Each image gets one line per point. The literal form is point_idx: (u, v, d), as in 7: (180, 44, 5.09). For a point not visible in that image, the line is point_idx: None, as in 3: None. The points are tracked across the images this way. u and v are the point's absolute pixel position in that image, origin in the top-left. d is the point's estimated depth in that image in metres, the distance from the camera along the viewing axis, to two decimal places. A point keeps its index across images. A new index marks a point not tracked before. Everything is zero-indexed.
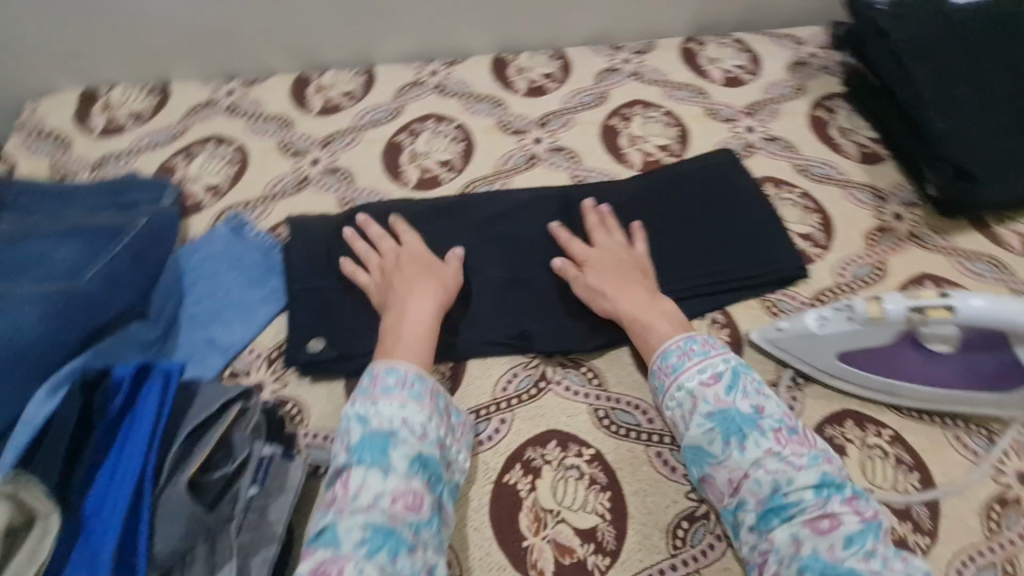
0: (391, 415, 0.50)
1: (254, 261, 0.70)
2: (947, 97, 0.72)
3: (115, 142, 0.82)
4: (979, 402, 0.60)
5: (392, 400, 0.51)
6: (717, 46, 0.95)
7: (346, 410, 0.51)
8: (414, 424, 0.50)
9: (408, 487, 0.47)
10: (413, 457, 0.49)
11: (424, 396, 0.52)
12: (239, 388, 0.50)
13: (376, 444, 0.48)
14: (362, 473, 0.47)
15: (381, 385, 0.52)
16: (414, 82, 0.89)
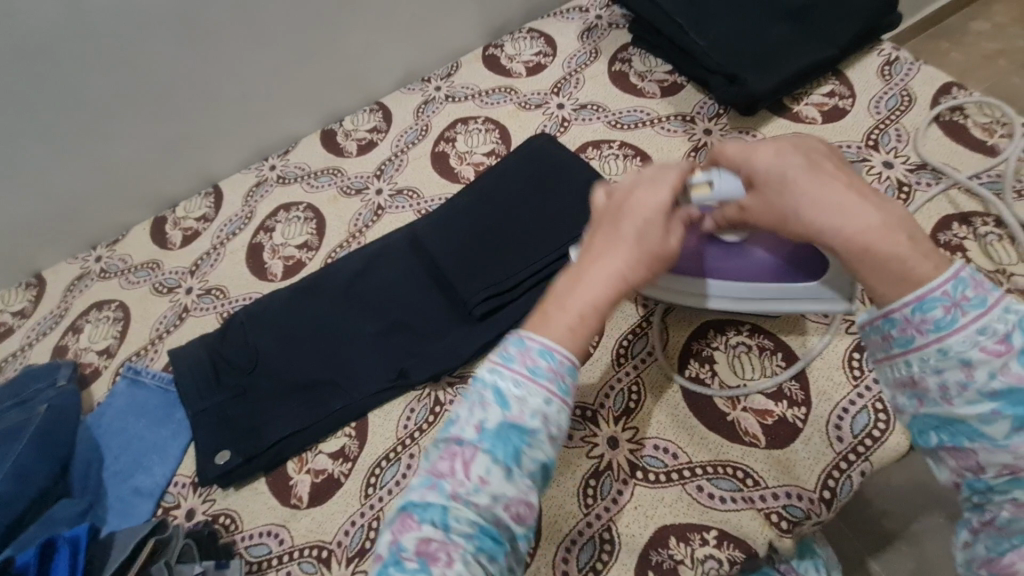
0: (534, 407, 0.42)
1: (156, 402, 0.74)
2: (698, 16, 0.80)
3: (8, 345, 0.87)
4: (804, 295, 0.58)
5: (541, 389, 0.42)
6: (513, 42, 1.01)
7: (488, 376, 0.43)
8: (553, 424, 0.42)
9: (523, 497, 0.41)
10: (543, 462, 0.42)
11: (569, 396, 0.43)
12: (148, 522, 0.55)
13: (512, 437, 0.41)
14: (488, 463, 0.40)
15: (532, 364, 0.42)
16: (257, 184, 0.95)
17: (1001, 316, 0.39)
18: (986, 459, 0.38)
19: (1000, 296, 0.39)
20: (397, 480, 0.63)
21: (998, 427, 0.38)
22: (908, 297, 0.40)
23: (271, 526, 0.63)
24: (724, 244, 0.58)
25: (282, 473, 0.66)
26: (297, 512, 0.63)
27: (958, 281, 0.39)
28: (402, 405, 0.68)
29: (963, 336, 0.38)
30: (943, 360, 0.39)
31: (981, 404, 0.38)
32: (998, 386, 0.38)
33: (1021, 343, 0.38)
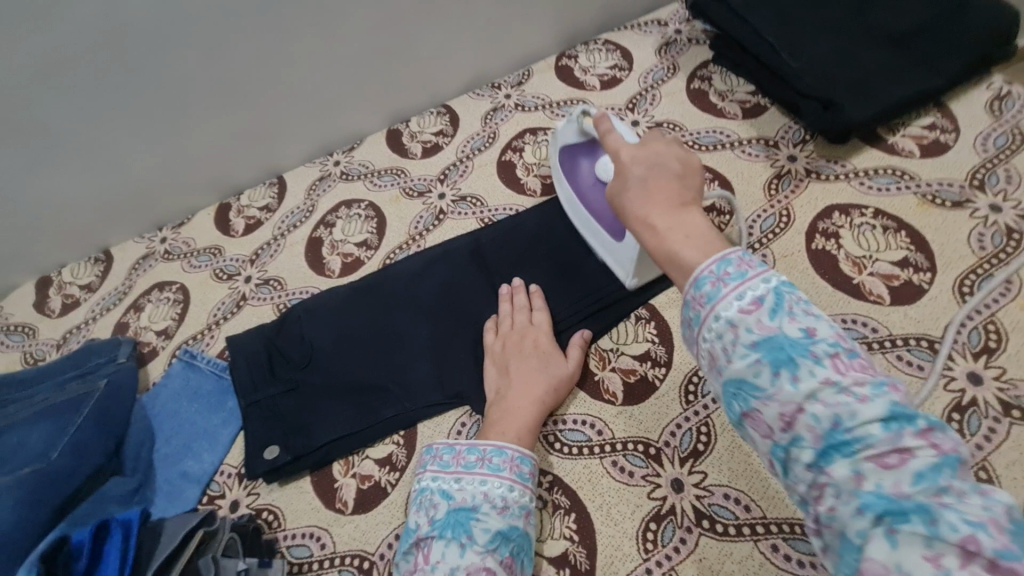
0: (472, 491, 0.54)
1: (210, 388, 0.74)
2: (791, 36, 0.75)
3: (73, 317, 0.89)
4: (609, 250, 0.68)
5: (475, 475, 0.55)
6: (587, 54, 0.99)
7: (431, 483, 0.56)
8: (494, 497, 0.53)
9: (482, 563, 0.48)
10: (493, 532, 0.50)
11: (504, 468, 0.55)
12: (200, 514, 0.54)
13: (458, 520, 0.51)
14: (442, 548, 0.50)
15: (464, 462, 0.56)
16: (321, 177, 0.96)
17: (762, 283, 0.39)
18: (766, 416, 0.37)
19: (764, 269, 0.39)
20: None
21: (773, 376, 0.36)
22: (687, 279, 0.41)
23: (314, 529, 0.62)
24: (595, 180, 0.69)
25: (328, 475, 0.65)
26: (341, 517, 0.62)
27: (723, 262, 0.40)
28: (454, 417, 0.67)
29: (727, 302, 0.39)
30: (718, 327, 0.39)
31: (748, 358, 0.37)
32: (754, 338, 0.37)
33: (774, 300, 0.38)
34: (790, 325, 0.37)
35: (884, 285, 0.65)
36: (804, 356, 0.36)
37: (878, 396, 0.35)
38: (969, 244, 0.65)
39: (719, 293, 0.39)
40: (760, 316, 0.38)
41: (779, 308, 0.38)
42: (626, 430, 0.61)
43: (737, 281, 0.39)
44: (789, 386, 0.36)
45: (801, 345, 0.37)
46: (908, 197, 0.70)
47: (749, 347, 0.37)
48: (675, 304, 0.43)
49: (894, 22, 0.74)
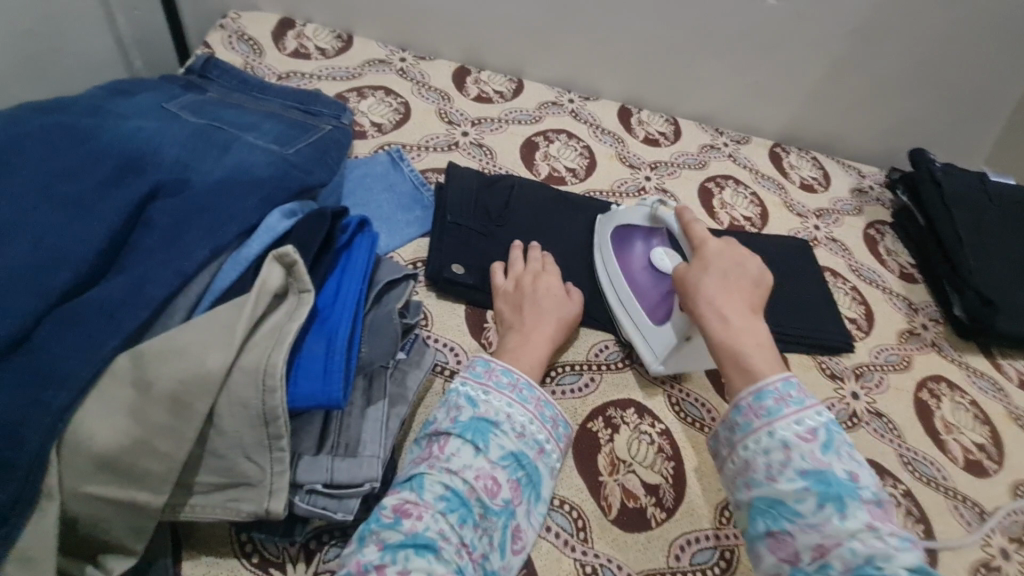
0: (497, 408, 0.54)
1: (405, 190, 0.79)
2: (977, 242, 0.90)
3: (301, 66, 0.94)
4: (643, 331, 0.69)
5: (503, 396, 0.55)
6: (798, 157, 1.12)
7: (458, 386, 0.56)
8: (514, 422, 0.54)
9: (491, 473, 0.50)
10: (507, 450, 0.52)
11: (529, 403, 0.56)
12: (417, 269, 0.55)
13: (479, 427, 0.52)
14: (458, 445, 0.51)
15: (495, 380, 0.56)
16: (554, 103, 1.04)
17: (816, 417, 0.52)
18: (800, 542, 0.47)
19: (816, 406, 0.53)
20: (573, 388, 0.67)
21: (823, 511, 0.47)
22: (747, 389, 0.54)
23: (455, 345, 0.66)
24: (646, 263, 0.72)
25: (483, 312, 0.70)
26: (483, 350, 0.67)
27: (785, 384, 0.54)
28: (599, 338, 0.73)
29: (786, 423, 0.51)
30: (772, 443, 0.51)
31: (796, 483, 0.49)
32: (806, 467, 0.49)
33: (829, 438, 0.51)
34: (840, 465, 0.49)
35: (961, 452, 0.76)
36: (850, 498, 0.47)
37: (907, 549, 0.45)
38: None
39: (779, 411, 0.52)
40: (815, 448, 0.50)
41: (830, 446, 0.50)
42: None
43: (796, 407, 0.52)
44: (836, 522, 0.46)
45: (848, 488, 0.48)
46: (1000, 406, 0.83)
47: (798, 472, 0.49)
48: (738, 405, 0.54)
49: None
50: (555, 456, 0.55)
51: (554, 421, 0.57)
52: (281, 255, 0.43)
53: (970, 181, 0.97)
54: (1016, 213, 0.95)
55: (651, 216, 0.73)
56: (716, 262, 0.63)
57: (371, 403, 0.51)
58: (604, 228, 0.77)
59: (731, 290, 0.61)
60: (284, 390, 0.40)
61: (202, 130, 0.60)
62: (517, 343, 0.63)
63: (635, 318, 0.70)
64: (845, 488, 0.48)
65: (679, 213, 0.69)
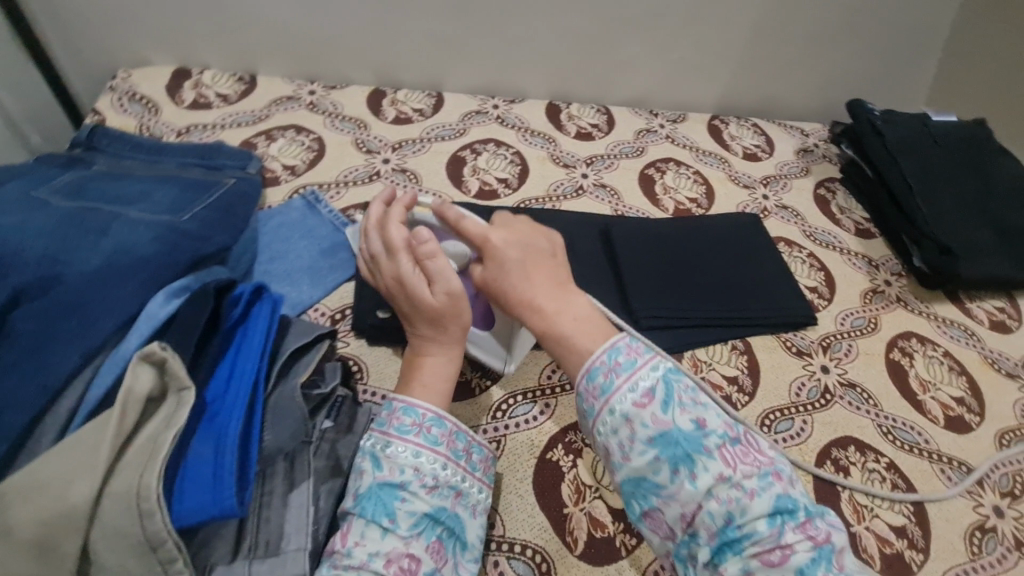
0: (402, 463, 0.48)
1: (325, 233, 0.75)
2: (927, 189, 0.88)
3: (202, 117, 0.89)
4: (480, 344, 0.64)
5: (408, 444, 0.48)
6: (737, 126, 1.09)
7: (362, 446, 0.49)
8: (424, 475, 0.48)
9: (405, 550, 0.44)
10: (421, 515, 0.46)
11: (440, 443, 0.49)
12: (329, 327, 0.51)
13: (379, 495, 0.46)
14: (361, 529, 0.45)
15: (397, 425, 0.49)
16: (477, 111, 1.00)
17: (649, 374, 0.47)
18: (668, 516, 0.44)
19: (649, 360, 0.48)
20: (528, 418, 0.63)
21: (677, 475, 0.44)
22: (583, 371, 0.48)
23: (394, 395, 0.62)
24: None
25: None
26: None
27: (614, 349, 0.48)
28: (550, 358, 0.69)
29: (621, 395, 0.46)
30: (614, 420, 0.46)
31: (646, 455, 0.44)
32: (651, 434, 0.45)
33: (666, 393, 0.46)
34: (683, 418, 0.45)
35: (941, 411, 0.73)
36: (698, 453, 0.44)
37: (761, 487, 0.43)
38: (1014, 410, 0.75)
39: (612, 386, 0.47)
40: (655, 409, 0.45)
41: (668, 402, 0.46)
42: None
43: (628, 372, 0.47)
44: (689, 484, 0.43)
45: (694, 441, 0.44)
46: (974, 353, 0.81)
47: (645, 442, 0.45)
48: (579, 391, 0.49)
49: (1009, 217, 0.88)
50: (475, 491, 0.50)
51: (469, 451, 0.51)
52: (149, 353, 0.38)
53: (911, 126, 0.95)
54: (961, 152, 0.93)
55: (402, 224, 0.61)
56: (508, 254, 0.54)
57: (295, 488, 0.46)
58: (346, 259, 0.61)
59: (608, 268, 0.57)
60: (165, 511, 0.35)
61: (76, 213, 0.55)
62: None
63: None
64: (692, 444, 0.44)
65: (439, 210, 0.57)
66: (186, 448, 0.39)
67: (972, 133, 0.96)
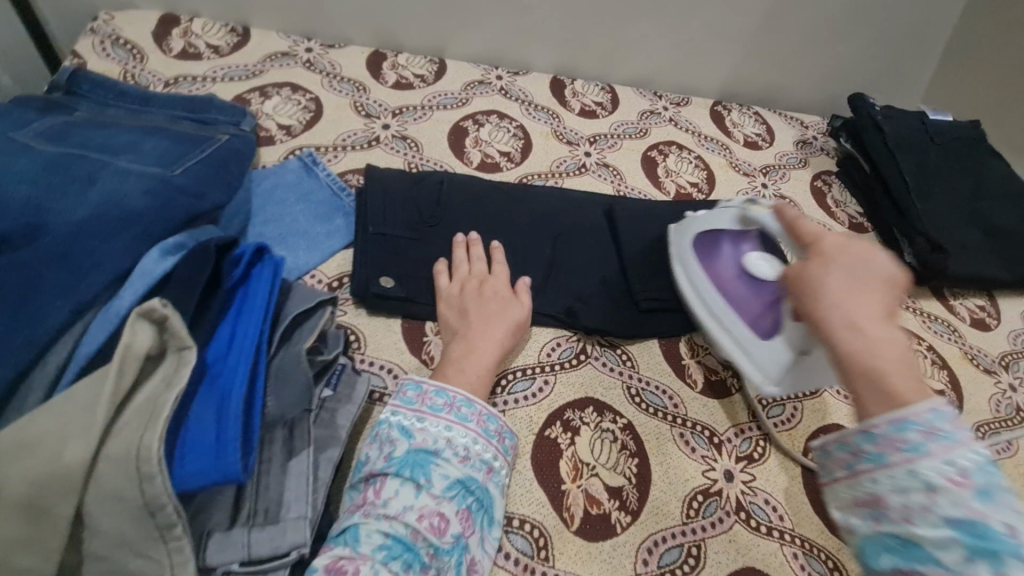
0: (434, 435, 0.51)
1: (322, 198, 0.72)
2: (922, 186, 0.90)
3: (191, 67, 0.84)
4: (746, 349, 0.62)
5: (440, 420, 0.52)
6: (740, 113, 1.08)
7: (391, 418, 0.52)
8: (456, 446, 0.51)
9: (436, 509, 0.47)
10: (452, 479, 0.49)
11: (470, 421, 0.52)
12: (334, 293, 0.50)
13: (414, 459, 0.49)
14: (396, 486, 0.47)
15: (429, 403, 0.53)
16: (481, 81, 0.97)
17: (972, 456, 0.39)
18: (934, 575, 0.37)
19: (977, 442, 0.39)
20: (527, 395, 0.63)
21: (969, 563, 0.36)
22: (891, 414, 0.41)
23: (393, 366, 0.61)
24: (736, 271, 0.64)
25: (421, 326, 0.65)
26: (424, 368, 0.62)
27: (937, 413, 0.40)
28: (550, 335, 0.69)
29: (932, 461, 0.39)
30: (910, 481, 0.39)
31: (939, 529, 0.37)
32: (957, 514, 0.37)
33: (987, 482, 0.38)
34: (1006, 517, 0.37)
35: None
36: (1014, 555, 0.35)
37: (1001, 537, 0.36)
38: (990, 404, 0.78)
39: (929, 449, 0.39)
40: (968, 486, 0.38)
41: (990, 493, 0.38)
42: (698, 413, 0.66)
43: (951, 444, 0.39)
44: (973, 563, 0.36)
45: (948, 484, 0.39)
46: (955, 349, 0.83)
47: (943, 520, 0.37)
48: (874, 431, 0.42)
49: (996, 218, 0.90)
50: (504, 472, 0.53)
51: (500, 434, 0.54)
52: (148, 309, 0.36)
53: (909, 123, 0.96)
54: (954, 152, 0.95)
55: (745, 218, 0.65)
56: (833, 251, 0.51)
57: (294, 455, 0.45)
58: (687, 234, 0.70)
59: (862, 292, 0.47)
60: (166, 474, 0.34)
61: (60, 160, 0.52)
62: (463, 351, 0.58)
63: (735, 335, 0.63)
64: (945, 489, 0.38)
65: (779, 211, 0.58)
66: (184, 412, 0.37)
67: (966, 134, 0.98)
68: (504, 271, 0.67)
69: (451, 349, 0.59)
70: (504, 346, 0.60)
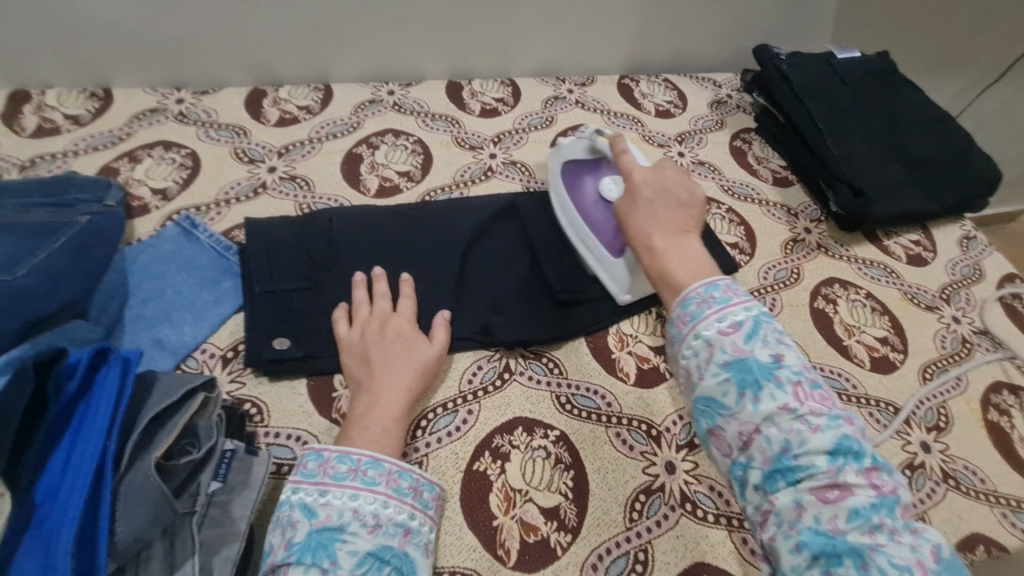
0: (339, 508, 0.47)
1: (207, 262, 0.67)
2: (836, 130, 0.87)
3: (50, 144, 0.78)
4: (603, 263, 0.68)
5: (344, 489, 0.48)
6: (648, 84, 1.05)
7: (291, 498, 0.48)
8: (365, 514, 0.47)
9: None
10: (362, 553, 0.45)
11: (379, 483, 0.49)
12: (203, 379, 0.45)
13: (318, 540, 0.45)
14: (299, 575, 0.43)
15: (332, 473, 0.49)
16: (371, 100, 0.92)
17: (742, 310, 0.45)
18: (727, 435, 0.42)
19: (745, 297, 0.46)
20: (451, 430, 0.60)
21: (742, 401, 0.42)
22: (677, 298, 0.47)
23: (300, 433, 0.57)
24: (597, 196, 0.70)
25: (328, 381, 0.61)
26: (335, 426, 0.58)
27: (711, 285, 0.47)
28: (469, 359, 0.65)
29: (709, 321, 0.45)
30: (696, 344, 0.45)
31: (719, 377, 0.43)
32: (728, 359, 0.43)
33: (754, 326, 0.44)
34: (764, 349, 0.43)
35: (866, 353, 0.74)
36: (769, 380, 0.42)
37: (832, 430, 0.40)
38: (934, 340, 0.77)
39: (703, 314, 0.45)
40: (738, 338, 0.44)
41: (755, 333, 0.44)
42: (633, 408, 0.64)
43: (720, 306, 0.45)
44: (754, 409, 0.41)
45: (772, 372, 0.42)
46: (894, 291, 0.81)
47: (721, 366, 0.43)
48: (668, 316, 0.48)
49: (917, 149, 0.88)
50: (425, 529, 0.50)
51: (415, 488, 0.50)
52: None
53: (816, 66, 0.93)
54: (865, 88, 0.93)
55: (595, 148, 0.71)
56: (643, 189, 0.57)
57: (176, 569, 0.41)
58: (558, 165, 0.75)
59: (657, 215, 0.55)
60: None
61: None
62: (368, 406, 0.54)
63: (595, 253, 0.69)
64: (765, 373, 0.42)
65: (613, 143, 0.65)
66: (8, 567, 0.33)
67: (876, 67, 0.95)
68: (410, 307, 0.63)
69: (356, 403, 0.55)
70: (413, 391, 0.56)
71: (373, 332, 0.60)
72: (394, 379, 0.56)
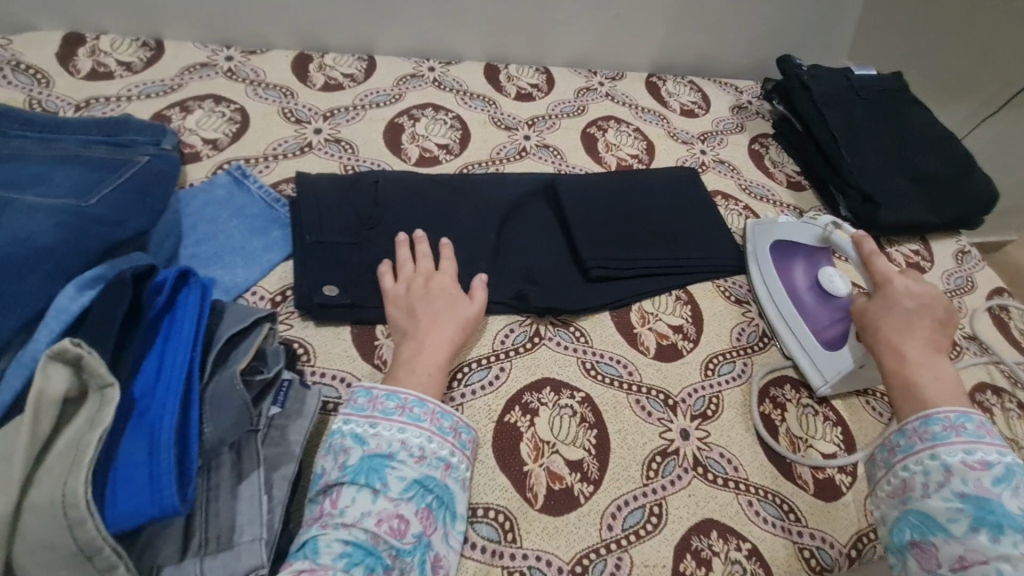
0: (389, 438, 0.51)
1: (256, 211, 0.70)
2: (851, 141, 0.93)
3: (104, 87, 0.81)
4: (811, 352, 0.70)
5: (392, 423, 0.51)
6: (675, 84, 1.10)
7: (341, 428, 0.51)
8: (411, 446, 0.51)
9: (395, 512, 0.47)
10: (410, 480, 0.49)
11: (424, 420, 0.53)
12: (269, 308, 0.48)
13: (370, 465, 0.49)
14: (353, 493, 0.47)
15: (381, 408, 0.52)
16: (413, 75, 0.95)
17: (996, 453, 0.49)
18: (944, 552, 0.46)
19: (1000, 445, 0.50)
20: (483, 384, 0.63)
21: (972, 531, 0.46)
22: (918, 414, 0.54)
23: (344, 374, 0.61)
24: (811, 284, 0.73)
25: (370, 329, 0.64)
26: (377, 372, 0.61)
27: (964, 419, 0.52)
28: (502, 322, 0.69)
29: (953, 449, 0.50)
30: (931, 465, 0.50)
31: (950, 502, 0.48)
32: (967, 491, 0.48)
33: (1007, 473, 0.48)
34: (1013, 499, 0.47)
35: None
36: (1013, 526, 0.45)
37: None
38: None
39: (947, 438, 0.51)
40: (984, 477, 0.48)
41: (1006, 480, 0.48)
42: (653, 379, 0.68)
43: (970, 439, 0.50)
44: (987, 542, 0.45)
45: (1017, 521, 0.45)
46: None
47: (956, 494, 0.48)
48: (903, 428, 0.54)
49: (925, 165, 0.93)
50: (463, 466, 0.53)
51: (455, 430, 0.54)
52: (60, 351, 0.34)
53: (836, 80, 0.99)
54: (880, 105, 0.98)
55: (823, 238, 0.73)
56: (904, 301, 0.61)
57: (244, 478, 0.45)
58: (765, 242, 0.78)
59: (915, 331, 0.59)
60: (98, 517, 0.33)
61: None
62: (413, 351, 0.58)
63: (800, 337, 0.71)
64: (1007, 517, 0.45)
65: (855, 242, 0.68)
66: (113, 450, 0.37)
67: (890, 86, 1.01)
68: (452, 267, 0.66)
69: (402, 350, 0.59)
70: (455, 343, 0.60)
71: (417, 287, 0.63)
72: (438, 332, 0.59)
